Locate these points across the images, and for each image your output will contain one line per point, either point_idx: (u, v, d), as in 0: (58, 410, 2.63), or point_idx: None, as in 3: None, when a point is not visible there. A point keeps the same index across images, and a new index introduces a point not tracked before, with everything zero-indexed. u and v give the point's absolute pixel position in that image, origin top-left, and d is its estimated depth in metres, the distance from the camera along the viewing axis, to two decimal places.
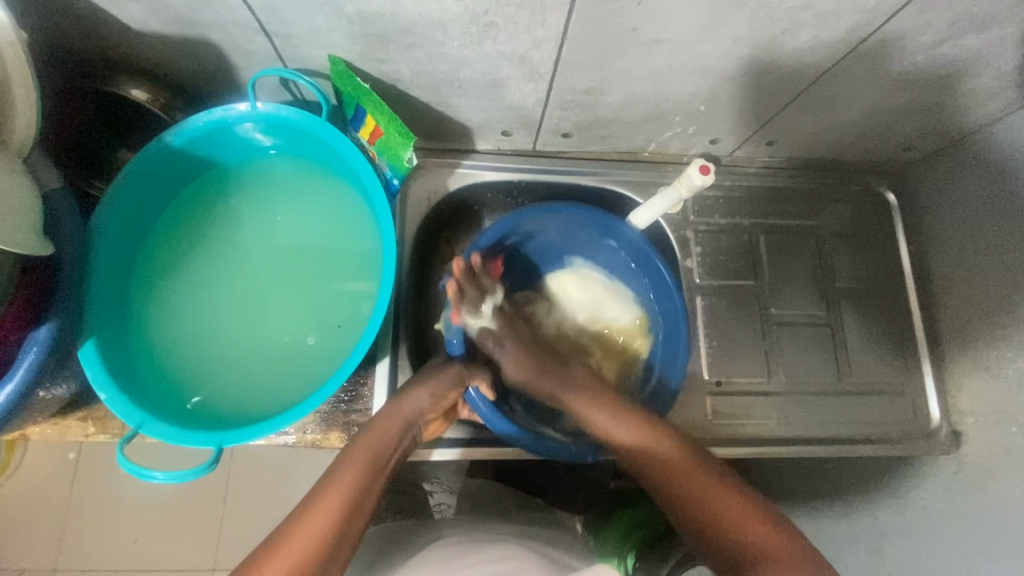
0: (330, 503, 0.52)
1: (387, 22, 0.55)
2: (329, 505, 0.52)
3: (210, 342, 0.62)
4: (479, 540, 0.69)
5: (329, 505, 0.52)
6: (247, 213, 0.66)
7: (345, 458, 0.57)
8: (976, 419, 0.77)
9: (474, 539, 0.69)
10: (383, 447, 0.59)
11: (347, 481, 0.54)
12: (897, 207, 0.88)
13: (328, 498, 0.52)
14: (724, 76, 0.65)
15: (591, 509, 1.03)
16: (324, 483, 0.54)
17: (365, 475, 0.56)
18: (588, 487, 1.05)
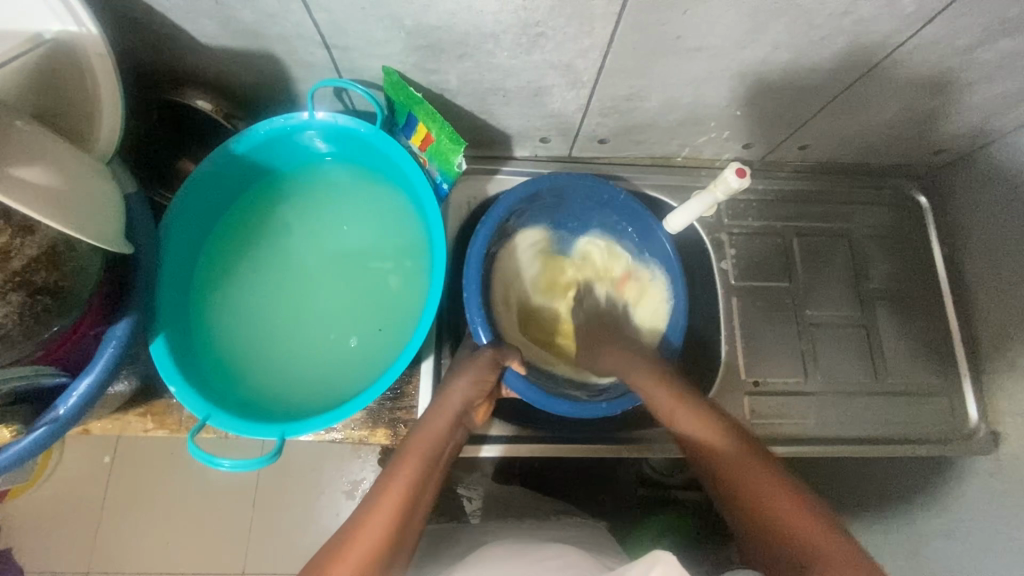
0: (387, 504, 0.56)
1: (442, 34, 0.58)
2: (387, 504, 0.56)
3: (266, 340, 0.65)
4: (522, 540, 0.70)
5: (394, 495, 0.57)
6: (302, 217, 0.69)
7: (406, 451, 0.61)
8: (1015, 419, 0.77)
9: (518, 540, 0.71)
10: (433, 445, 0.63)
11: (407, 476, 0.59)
12: (929, 209, 0.89)
13: (384, 502, 0.56)
14: (761, 82, 0.67)
15: (623, 514, 1.04)
16: (380, 485, 0.58)
17: (416, 476, 0.59)
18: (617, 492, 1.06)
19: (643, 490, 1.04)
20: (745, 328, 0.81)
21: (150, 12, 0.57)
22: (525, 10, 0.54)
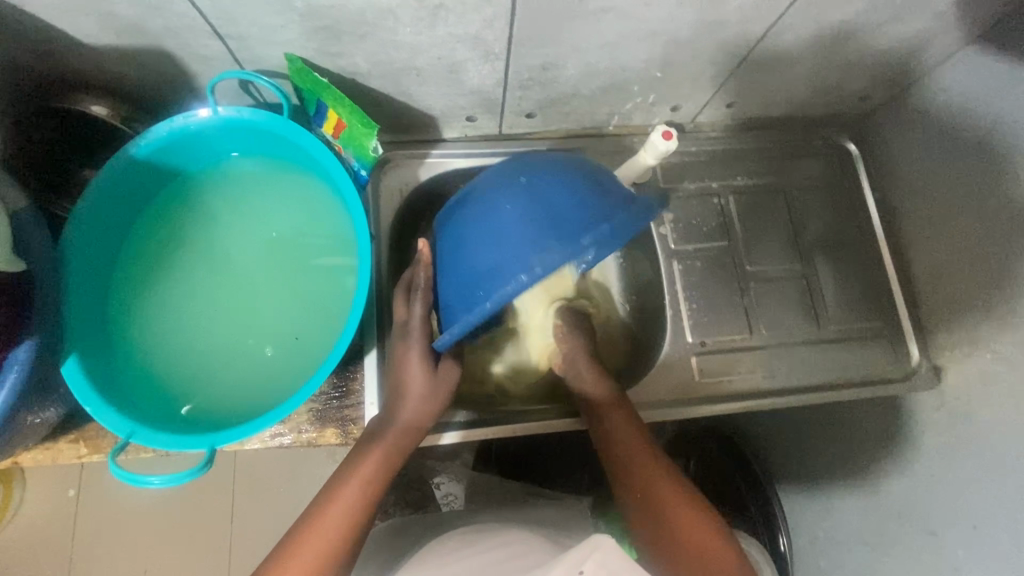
0: (329, 521, 0.59)
1: (337, 14, 0.56)
2: (331, 520, 0.59)
3: (193, 350, 0.62)
4: (483, 527, 0.70)
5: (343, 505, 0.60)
6: (220, 220, 0.66)
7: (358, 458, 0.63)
8: (952, 352, 0.79)
9: (479, 527, 0.70)
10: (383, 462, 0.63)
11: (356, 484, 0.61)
12: (859, 156, 0.90)
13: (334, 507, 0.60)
14: (674, 41, 0.66)
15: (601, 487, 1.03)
16: (325, 500, 0.61)
17: (361, 496, 0.61)
18: (593, 468, 1.07)
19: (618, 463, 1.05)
20: (689, 289, 0.82)
21: (17, 14, 0.53)
22: None
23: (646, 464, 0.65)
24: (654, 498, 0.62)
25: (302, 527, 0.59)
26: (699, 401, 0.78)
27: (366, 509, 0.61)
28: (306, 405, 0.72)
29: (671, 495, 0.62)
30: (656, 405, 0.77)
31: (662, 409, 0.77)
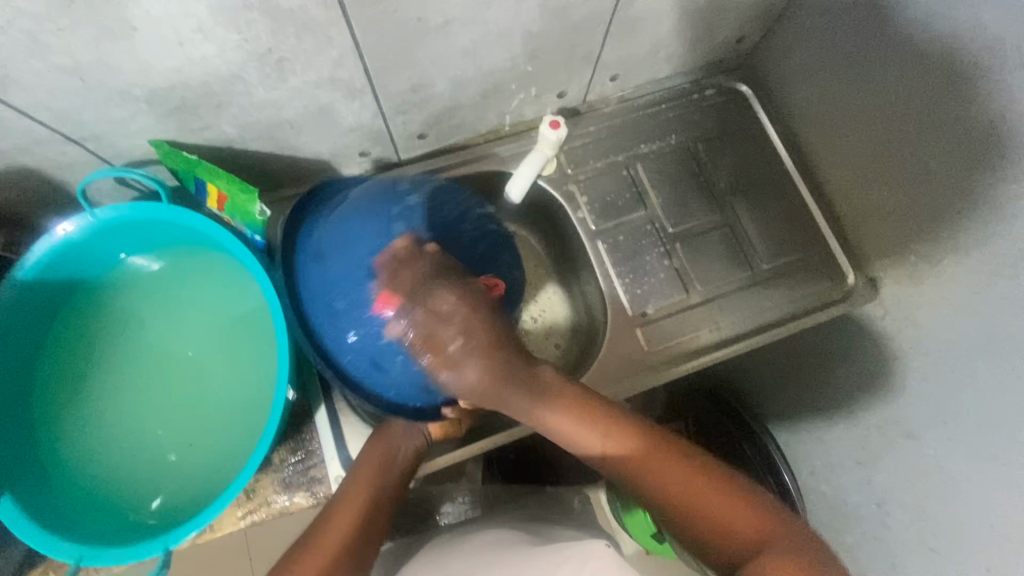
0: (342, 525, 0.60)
1: (182, 92, 0.55)
2: (339, 527, 0.60)
3: (138, 455, 0.62)
4: (462, 535, 0.75)
5: (351, 510, 0.61)
6: (128, 322, 0.65)
7: (359, 467, 0.64)
8: (881, 262, 0.81)
9: (450, 536, 0.77)
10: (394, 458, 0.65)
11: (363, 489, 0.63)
12: (752, 95, 0.91)
13: (344, 512, 0.61)
14: (531, 34, 0.66)
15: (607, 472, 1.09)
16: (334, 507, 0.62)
17: (373, 488, 0.63)
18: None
19: None
20: (618, 266, 0.83)
21: None
22: (248, 41, 0.51)
23: (719, 500, 0.52)
24: (651, 491, 0.54)
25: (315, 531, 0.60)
26: (650, 370, 0.80)
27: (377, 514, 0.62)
28: (270, 477, 0.72)
29: (672, 472, 0.54)
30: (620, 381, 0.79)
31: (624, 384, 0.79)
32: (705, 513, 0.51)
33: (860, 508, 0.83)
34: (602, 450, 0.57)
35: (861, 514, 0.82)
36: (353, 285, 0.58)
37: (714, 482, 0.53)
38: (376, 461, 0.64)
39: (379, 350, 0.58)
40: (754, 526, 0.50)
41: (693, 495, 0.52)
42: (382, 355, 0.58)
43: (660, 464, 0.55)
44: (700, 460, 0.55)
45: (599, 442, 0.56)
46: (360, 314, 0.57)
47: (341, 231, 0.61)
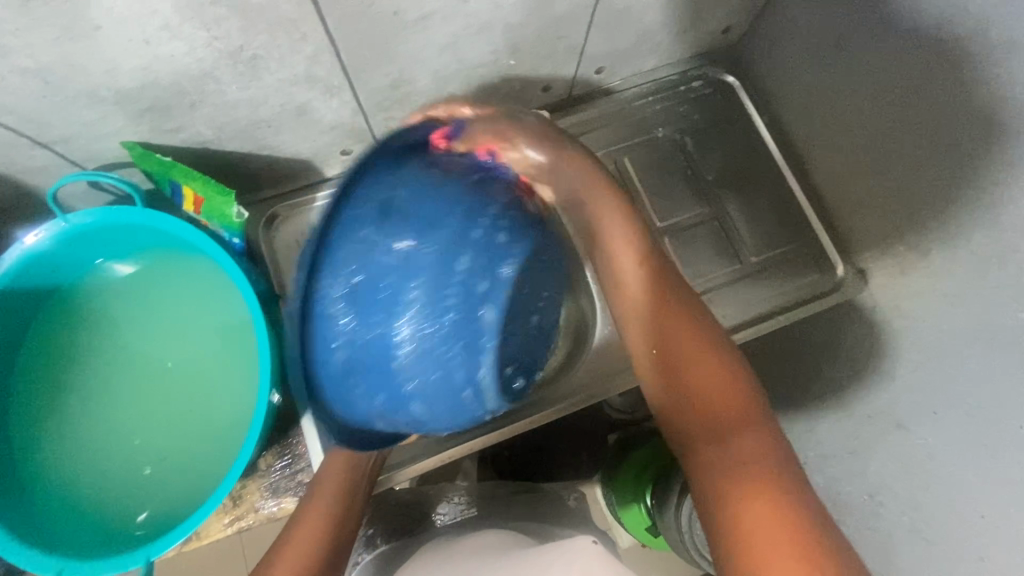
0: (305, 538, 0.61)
1: (152, 92, 0.53)
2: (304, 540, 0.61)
3: (122, 463, 0.62)
4: (454, 538, 0.74)
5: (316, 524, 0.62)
6: (104, 330, 0.64)
7: (324, 482, 0.65)
8: (870, 252, 0.80)
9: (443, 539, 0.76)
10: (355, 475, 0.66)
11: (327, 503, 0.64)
12: (740, 86, 0.90)
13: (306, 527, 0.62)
14: (512, 27, 0.65)
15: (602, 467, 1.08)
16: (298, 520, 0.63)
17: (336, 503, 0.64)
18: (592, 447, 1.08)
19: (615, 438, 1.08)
20: None
21: None
22: (219, 39, 0.50)
23: (719, 377, 0.53)
24: (682, 376, 0.54)
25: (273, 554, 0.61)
26: None
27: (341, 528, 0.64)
28: (257, 483, 0.71)
29: (701, 368, 0.54)
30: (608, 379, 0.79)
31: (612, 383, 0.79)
32: (693, 401, 0.52)
33: (850, 499, 0.80)
34: (662, 343, 0.56)
35: (850, 504, 0.80)
36: (394, 274, 0.55)
37: (741, 387, 0.52)
38: (342, 477, 0.65)
39: (375, 343, 0.55)
40: (729, 398, 0.51)
41: (699, 371, 0.53)
42: (374, 353, 0.55)
43: (689, 345, 0.55)
44: (736, 367, 0.54)
45: (619, 270, 0.61)
46: (383, 307, 0.55)
47: (415, 218, 0.55)
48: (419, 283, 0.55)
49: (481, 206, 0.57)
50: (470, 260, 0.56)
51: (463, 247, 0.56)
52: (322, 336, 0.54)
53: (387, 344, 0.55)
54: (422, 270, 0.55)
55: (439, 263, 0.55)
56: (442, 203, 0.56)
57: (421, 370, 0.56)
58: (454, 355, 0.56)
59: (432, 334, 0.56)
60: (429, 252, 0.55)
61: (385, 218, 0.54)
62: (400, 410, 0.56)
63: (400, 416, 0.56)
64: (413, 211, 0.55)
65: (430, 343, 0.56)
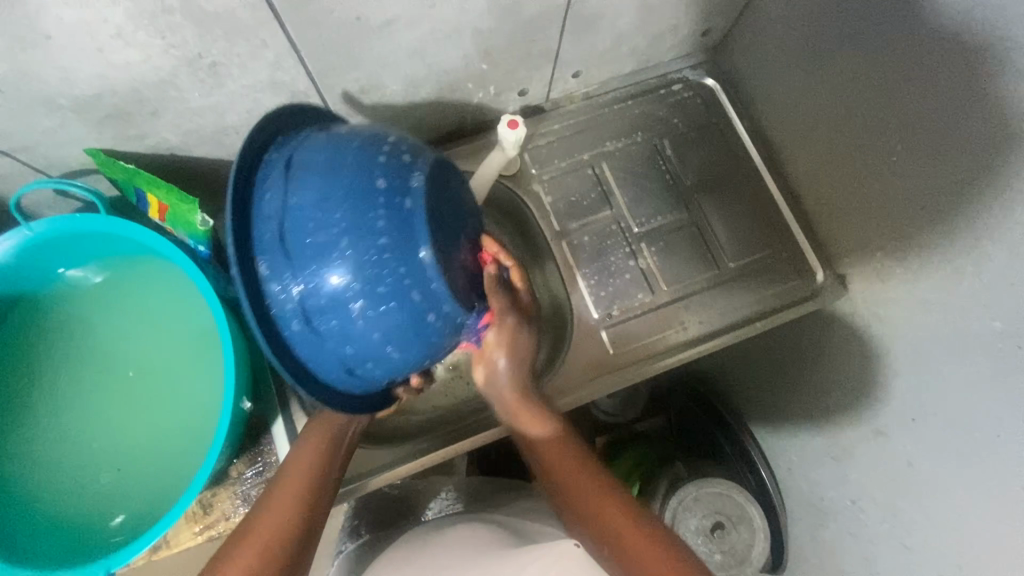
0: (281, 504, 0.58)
1: (112, 99, 0.53)
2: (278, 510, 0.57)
3: (85, 472, 0.61)
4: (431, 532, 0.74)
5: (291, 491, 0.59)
6: (69, 339, 0.64)
7: (297, 449, 0.62)
8: (850, 257, 0.79)
9: (424, 530, 0.75)
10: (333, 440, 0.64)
11: (303, 468, 0.61)
12: (720, 89, 0.90)
13: (281, 496, 0.58)
14: (481, 32, 0.64)
15: None
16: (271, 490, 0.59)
17: (315, 470, 0.61)
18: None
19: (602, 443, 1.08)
20: (584, 267, 0.82)
21: None
22: (176, 46, 0.49)
23: (593, 496, 0.60)
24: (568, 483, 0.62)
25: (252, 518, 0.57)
26: (615, 372, 0.79)
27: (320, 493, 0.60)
28: (229, 490, 0.70)
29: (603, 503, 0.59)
30: (582, 385, 0.79)
31: (585, 386, 0.79)
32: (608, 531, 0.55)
33: (835, 504, 0.81)
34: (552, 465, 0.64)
35: (835, 508, 0.81)
36: (320, 219, 0.48)
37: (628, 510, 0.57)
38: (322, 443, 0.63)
39: (315, 301, 0.49)
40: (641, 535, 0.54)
41: (577, 490, 0.61)
42: (317, 308, 0.49)
43: (583, 487, 0.61)
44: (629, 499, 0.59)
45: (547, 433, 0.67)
46: (326, 250, 0.48)
47: (320, 163, 0.50)
48: (341, 218, 0.48)
49: (374, 135, 0.51)
50: (388, 180, 0.49)
51: (375, 168, 0.49)
52: (275, 307, 0.50)
53: (328, 299, 0.49)
54: (339, 202, 0.48)
55: (346, 195, 0.48)
56: (339, 145, 0.50)
57: (369, 312, 0.49)
58: (396, 282, 0.49)
59: (369, 268, 0.48)
60: (346, 183, 0.49)
61: (287, 175, 0.49)
62: (368, 357, 0.52)
63: (369, 365, 0.53)
64: (314, 160, 0.50)
65: (365, 285, 0.49)
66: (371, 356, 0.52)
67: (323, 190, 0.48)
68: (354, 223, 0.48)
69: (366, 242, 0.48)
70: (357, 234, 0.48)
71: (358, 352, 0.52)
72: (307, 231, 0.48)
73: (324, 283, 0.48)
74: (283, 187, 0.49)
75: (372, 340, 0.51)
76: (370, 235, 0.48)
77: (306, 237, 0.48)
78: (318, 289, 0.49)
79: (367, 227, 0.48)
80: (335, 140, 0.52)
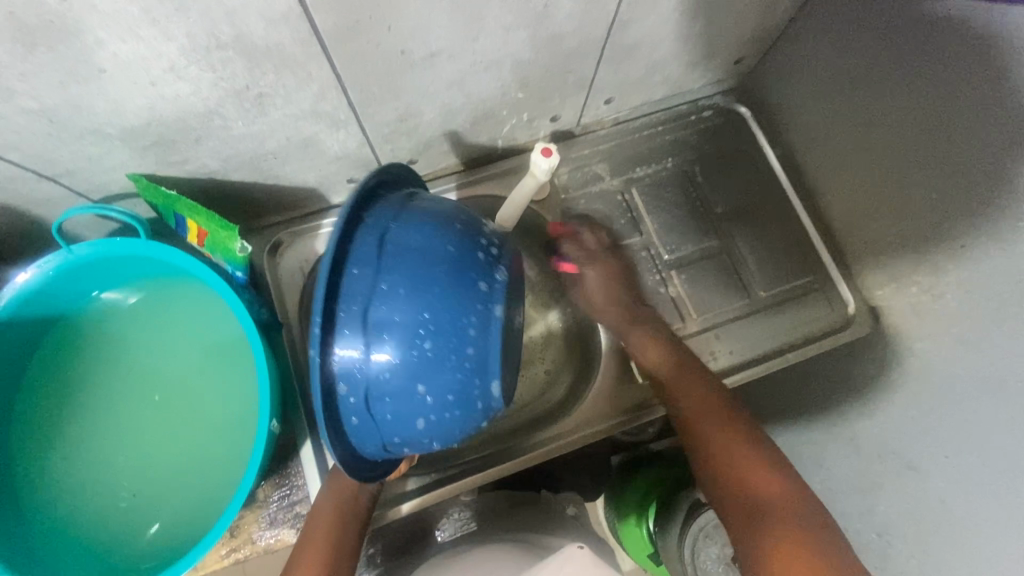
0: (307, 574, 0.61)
1: (158, 128, 0.53)
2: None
3: (120, 493, 0.62)
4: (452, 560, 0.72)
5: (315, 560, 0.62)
6: (103, 360, 0.64)
7: (315, 516, 0.64)
8: (882, 289, 0.78)
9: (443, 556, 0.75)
10: (350, 507, 0.65)
11: (323, 534, 0.63)
12: (750, 116, 0.89)
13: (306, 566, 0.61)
14: (520, 63, 0.64)
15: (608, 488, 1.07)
16: (298, 559, 0.62)
17: (335, 538, 0.63)
18: (596, 473, 1.06)
19: (620, 459, 1.06)
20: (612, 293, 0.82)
21: None
22: (224, 78, 0.50)
23: (740, 453, 0.65)
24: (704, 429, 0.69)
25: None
26: (643, 405, 0.78)
27: (345, 558, 0.63)
28: (255, 514, 0.70)
29: (749, 462, 0.64)
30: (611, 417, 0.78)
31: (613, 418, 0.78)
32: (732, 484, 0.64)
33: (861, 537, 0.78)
34: (675, 392, 0.72)
35: (859, 541, 0.77)
36: (404, 301, 0.51)
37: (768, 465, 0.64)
38: (336, 510, 0.64)
39: (378, 379, 0.51)
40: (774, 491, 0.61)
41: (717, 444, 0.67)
42: (380, 386, 0.51)
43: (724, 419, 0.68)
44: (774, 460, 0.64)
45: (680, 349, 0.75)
46: (408, 333, 0.51)
47: (418, 247, 0.52)
48: (426, 304, 0.51)
49: (471, 225, 0.56)
50: (477, 278, 0.53)
51: (470, 266, 0.53)
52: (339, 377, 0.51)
53: (389, 378, 0.51)
54: (432, 291, 0.51)
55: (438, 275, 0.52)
56: (434, 231, 0.53)
57: (425, 402, 0.52)
58: (457, 377, 0.52)
59: (427, 354, 0.51)
60: (440, 275, 0.52)
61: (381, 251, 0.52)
62: (406, 441, 0.54)
63: (406, 448, 0.55)
64: (411, 244, 0.53)
65: (428, 373, 0.51)
66: (414, 439, 0.54)
67: (417, 276, 0.51)
68: (429, 310, 0.51)
69: (436, 330, 0.51)
70: (432, 320, 0.51)
71: (404, 440, 0.54)
72: (389, 309, 0.51)
73: (386, 365, 0.50)
74: (375, 264, 0.51)
75: (417, 424, 0.53)
76: (443, 322, 0.51)
77: (388, 316, 0.51)
78: (376, 373, 0.50)
79: (442, 315, 0.51)
80: (428, 222, 0.54)
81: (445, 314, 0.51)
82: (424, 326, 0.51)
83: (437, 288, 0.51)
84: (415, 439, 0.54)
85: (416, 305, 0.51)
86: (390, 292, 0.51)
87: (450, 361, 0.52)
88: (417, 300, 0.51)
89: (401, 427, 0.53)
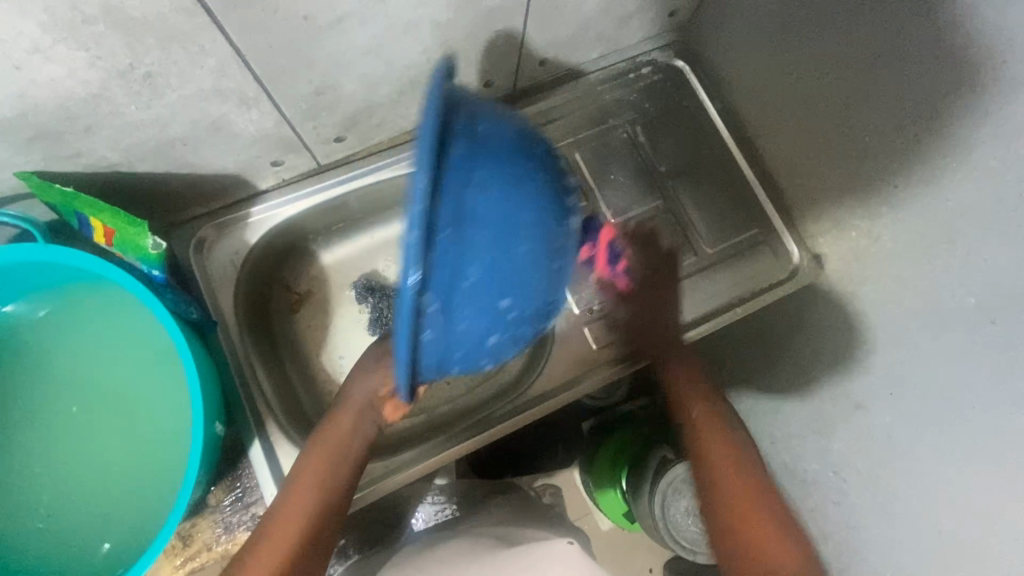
0: (288, 527, 0.56)
1: (38, 118, 0.48)
2: (285, 532, 0.56)
3: (48, 514, 0.58)
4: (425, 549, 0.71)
5: (296, 511, 0.57)
6: (15, 377, 0.59)
7: (304, 459, 0.61)
8: (823, 236, 0.79)
9: (418, 546, 0.74)
10: (344, 446, 0.62)
11: (309, 478, 0.59)
12: (688, 70, 0.88)
13: (290, 515, 0.57)
14: (440, 25, 0.60)
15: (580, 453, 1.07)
16: (281, 504, 0.58)
17: (323, 484, 0.59)
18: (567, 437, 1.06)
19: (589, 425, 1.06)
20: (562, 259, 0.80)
21: None
22: (103, 58, 0.45)
23: (751, 507, 0.60)
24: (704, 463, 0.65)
25: (255, 541, 0.56)
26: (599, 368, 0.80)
27: (329, 504, 0.59)
28: (208, 520, 0.67)
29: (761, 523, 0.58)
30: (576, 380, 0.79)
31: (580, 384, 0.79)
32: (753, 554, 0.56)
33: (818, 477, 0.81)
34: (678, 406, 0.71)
35: (818, 482, 0.79)
36: (501, 199, 0.41)
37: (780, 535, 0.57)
38: (328, 447, 0.61)
39: (456, 287, 0.39)
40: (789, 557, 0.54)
41: (727, 483, 0.62)
42: (455, 299, 0.40)
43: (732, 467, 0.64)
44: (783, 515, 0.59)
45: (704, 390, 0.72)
46: (509, 237, 0.41)
47: (501, 137, 0.42)
48: (526, 206, 0.42)
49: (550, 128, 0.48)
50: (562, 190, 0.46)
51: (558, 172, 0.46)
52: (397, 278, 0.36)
53: (471, 287, 0.40)
54: (528, 188, 0.42)
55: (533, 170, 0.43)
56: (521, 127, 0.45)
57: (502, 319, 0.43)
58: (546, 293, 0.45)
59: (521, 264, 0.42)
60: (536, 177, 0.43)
61: (467, 130, 0.40)
62: (464, 363, 0.44)
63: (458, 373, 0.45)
64: (500, 132, 0.42)
65: (515, 288, 0.42)
66: (479, 363, 0.45)
67: (511, 175, 0.41)
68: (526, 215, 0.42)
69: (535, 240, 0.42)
70: (535, 222, 0.42)
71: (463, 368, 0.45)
72: (484, 206, 0.40)
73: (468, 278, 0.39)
74: (461, 152, 0.39)
75: (487, 345, 0.44)
76: (543, 231, 0.43)
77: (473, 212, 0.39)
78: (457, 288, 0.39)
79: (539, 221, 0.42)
80: (507, 116, 0.45)
81: (546, 219, 0.43)
82: (522, 227, 0.41)
83: (535, 188, 0.43)
84: (476, 360, 0.44)
85: (513, 204, 0.41)
86: (486, 181, 0.40)
87: (552, 272, 0.44)
88: (516, 198, 0.41)
89: (461, 349, 0.42)
